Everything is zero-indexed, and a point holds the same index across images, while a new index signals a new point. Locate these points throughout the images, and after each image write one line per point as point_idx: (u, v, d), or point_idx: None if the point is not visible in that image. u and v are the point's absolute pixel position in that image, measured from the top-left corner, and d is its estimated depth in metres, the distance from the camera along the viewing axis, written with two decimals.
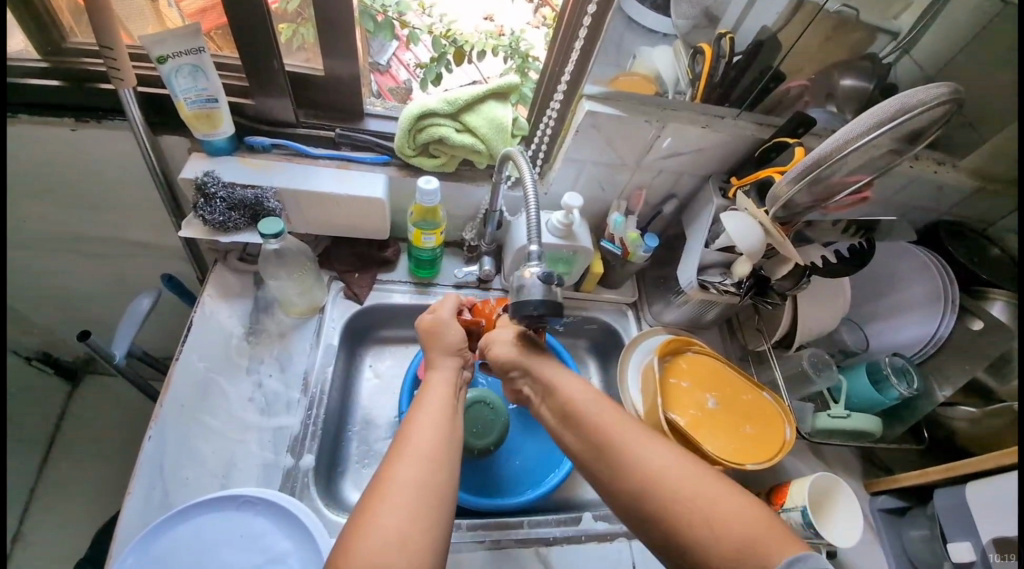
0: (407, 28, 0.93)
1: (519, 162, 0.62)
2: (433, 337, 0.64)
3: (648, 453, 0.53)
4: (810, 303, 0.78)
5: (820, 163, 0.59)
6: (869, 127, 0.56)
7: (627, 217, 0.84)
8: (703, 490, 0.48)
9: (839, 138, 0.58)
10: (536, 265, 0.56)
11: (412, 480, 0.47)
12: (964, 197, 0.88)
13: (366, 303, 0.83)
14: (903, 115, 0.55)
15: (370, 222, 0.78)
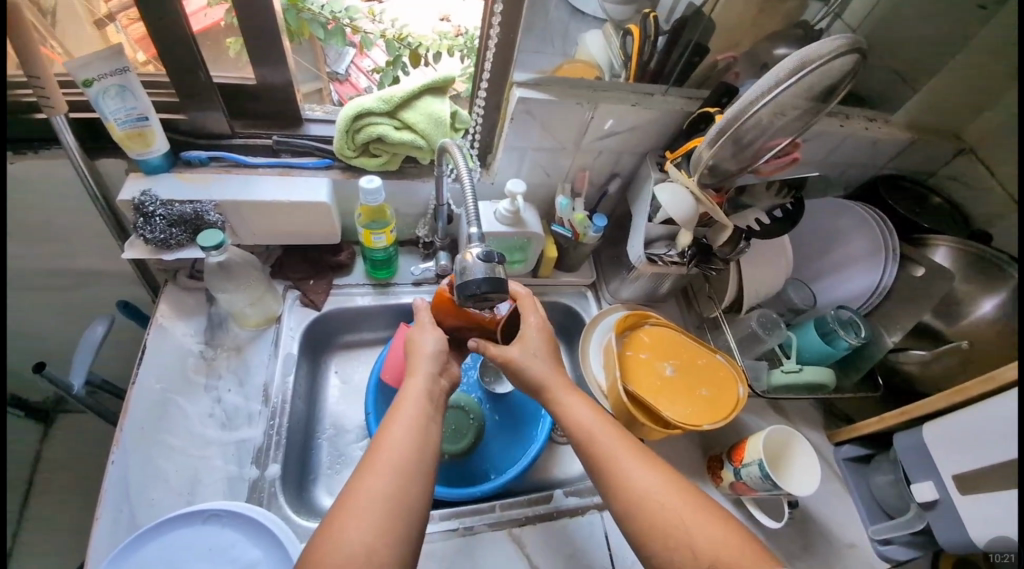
0: (359, 34, 0.94)
1: (456, 155, 0.62)
2: (416, 348, 0.66)
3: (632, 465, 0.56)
4: (753, 266, 0.80)
5: (733, 123, 0.61)
6: (772, 84, 0.58)
7: (573, 199, 0.85)
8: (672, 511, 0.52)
9: (745, 99, 0.60)
10: (478, 248, 0.56)
11: (389, 493, 0.49)
12: (901, 150, 0.90)
13: (324, 309, 0.83)
14: (802, 67, 0.57)
15: (318, 227, 0.79)
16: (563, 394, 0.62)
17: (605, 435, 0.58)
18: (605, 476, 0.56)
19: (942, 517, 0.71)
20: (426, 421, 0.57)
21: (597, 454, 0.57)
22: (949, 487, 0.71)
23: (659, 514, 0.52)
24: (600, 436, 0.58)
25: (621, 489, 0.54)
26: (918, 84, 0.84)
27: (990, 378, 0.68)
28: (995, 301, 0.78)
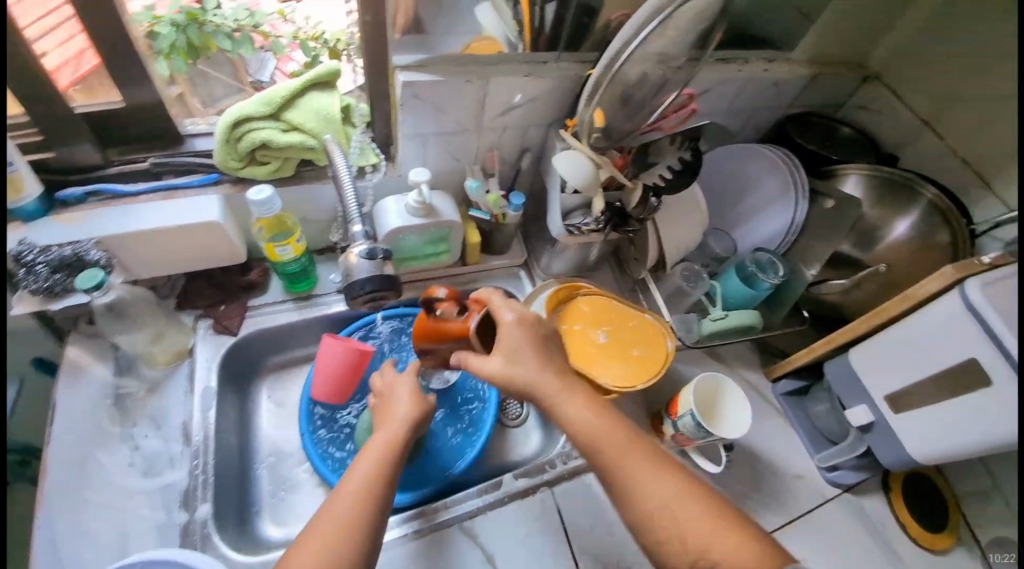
0: (268, 39, 0.84)
1: (334, 155, 0.65)
2: (387, 400, 0.69)
3: (637, 475, 0.54)
4: (670, 223, 0.81)
5: (602, 79, 0.62)
6: (633, 36, 0.58)
7: (485, 179, 0.82)
8: (683, 521, 0.50)
9: (611, 54, 0.60)
10: (358, 247, 0.61)
11: (348, 526, 0.52)
12: (804, 88, 0.91)
13: (240, 334, 0.80)
14: (654, 19, 0.57)
15: (216, 247, 0.76)
16: (561, 397, 0.58)
17: (614, 444, 0.56)
18: (617, 487, 0.55)
19: (880, 438, 0.74)
20: (395, 463, 0.59)
21: (605, 468, 0.55)
22: (881, 408, 0.73)
23: (670, 524, 0.51)
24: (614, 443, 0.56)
25: (632, 499, 0.53)
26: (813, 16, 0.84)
27: (906, 296, 0.69)
28: (908, 222, 0.80)
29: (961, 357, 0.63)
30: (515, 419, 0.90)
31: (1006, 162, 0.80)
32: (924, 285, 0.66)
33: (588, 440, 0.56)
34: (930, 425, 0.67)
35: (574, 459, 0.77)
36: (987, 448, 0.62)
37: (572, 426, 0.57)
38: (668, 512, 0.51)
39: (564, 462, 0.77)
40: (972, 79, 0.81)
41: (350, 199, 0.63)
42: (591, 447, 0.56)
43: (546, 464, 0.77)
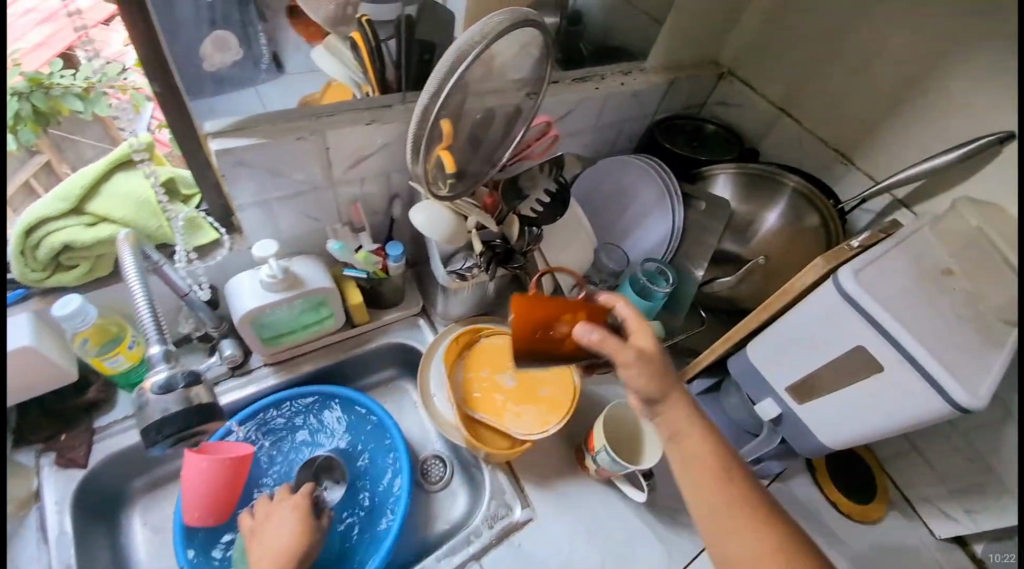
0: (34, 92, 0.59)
1: (127, 259, 0.55)
2: (254, 539, 0.66)
3: (702, 499, 0.50)
4: (552, 250, 0.78)
5: (421, 130, 0.52)
6: (439, 86, 0.50)
7: (353, 236, 0.75)
8: (753, 548, 0.47)
9: (419, 108, 0.51)
10: (158, 373, 0.53)
11: None
12: (664, 94, 0.92)
13: (92, 464, 0.68)
14: (463, 61, 0.49)
15: (41, 372, 0.64)
16: (678, 397, 0.55)
17: (704, 454, 0.52)
18: (693, 492, 0.51)
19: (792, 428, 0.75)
20: None
21: (686, 474, 0.52)
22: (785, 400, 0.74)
23: (738, 546, 0.48)
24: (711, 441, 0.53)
25: (705, 518, 0.50)
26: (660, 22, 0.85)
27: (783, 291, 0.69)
28: (778, 211, 0.84)
29: (846, 346, 0.64)
30: (437, 482, 0.82)
31: (852, 141, 0.84)
32: (800, 278, 0.66)
33: (694, 444, 0.53)
34: (832, 411, 0.68)
35: (500, 519, 0.71)
36: (888, 432, 0.64)
37: (690, 431, 0.53)
38: (718, 536, 0.49)
39: (490, 526, 0.71)
40: (808, 69, 0.86)
41: (141, 310, 0.53)
42: (688, 449, 0.53)
43: (469, 534, 0.70)
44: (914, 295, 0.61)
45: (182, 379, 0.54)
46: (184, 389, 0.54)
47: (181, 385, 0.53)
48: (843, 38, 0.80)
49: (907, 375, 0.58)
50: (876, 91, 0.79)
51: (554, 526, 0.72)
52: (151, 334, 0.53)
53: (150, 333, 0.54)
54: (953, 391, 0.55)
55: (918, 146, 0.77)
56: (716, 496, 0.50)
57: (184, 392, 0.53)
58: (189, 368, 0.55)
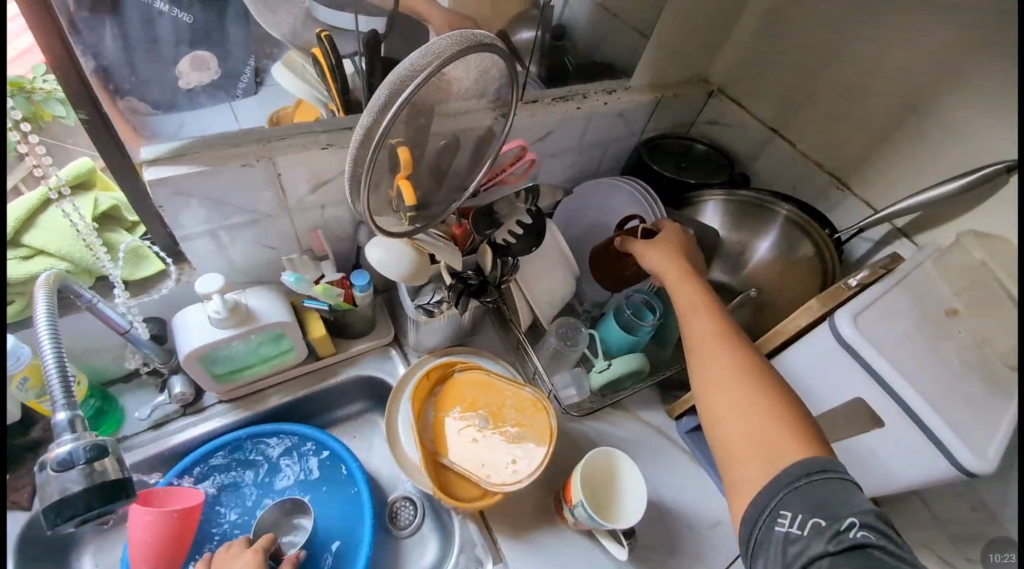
0: None
1: (42, 306, 0.50)
2: None
3: (717, 352, 0.56)
4: (531, 282, 0.72)
5: (360, 166, 0.45)
6: (378, 117, 0.43)
7: (316, 265, 0.70)
8: (727, 406, 0.52)
9: (350, 150, 0.45)
10: (64, 446, 0.47)
11: None
12: (651, 113, 0.88)
13: (36, 505, 0.62)
14: (405, 88, 0.43)
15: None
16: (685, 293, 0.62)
17: (711, 327, 0.58)
18: (697, 368, 0.56)
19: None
20: None
21: (695, 347, 0.57)
22: None
23: (721, 416, 0.52)
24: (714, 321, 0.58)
25: (708, 394, 0.54)
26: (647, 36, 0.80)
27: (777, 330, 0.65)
28: (770, 239, 0.80)
29: (844, 396, 0.59)
30: (407, 527, 0.76)
31: (847, 166, 0.80)
32: (793, 319, 0.63)
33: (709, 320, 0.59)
34: None
35: None
36: (890, 490, 0.59)
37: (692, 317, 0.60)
38: (714, 407, 0.53)
39: None
40: (800, 91, 0.82)
41: (50, 371, 0.49)
42: (695, 331, 0.58)
43: None
44: (919, 339, 0.56)
45: (85, 454, 0.47)
46: (84, 466, 0.47)
47: (81, 461, 0.47)
48: (838, 57, 0.76)
49: (909, 432, 0.54)
50: (872, 115, 0.74)
51: None
52: (57, 401, 0.48)
53: (56, 398, 0.49)
54: (959, 454, 0.50)
55: (917, 173, 0.72)
56: (739, 351, 0.55)
57: (85, 469, 0.46)
58: (98, 439, 0.49)
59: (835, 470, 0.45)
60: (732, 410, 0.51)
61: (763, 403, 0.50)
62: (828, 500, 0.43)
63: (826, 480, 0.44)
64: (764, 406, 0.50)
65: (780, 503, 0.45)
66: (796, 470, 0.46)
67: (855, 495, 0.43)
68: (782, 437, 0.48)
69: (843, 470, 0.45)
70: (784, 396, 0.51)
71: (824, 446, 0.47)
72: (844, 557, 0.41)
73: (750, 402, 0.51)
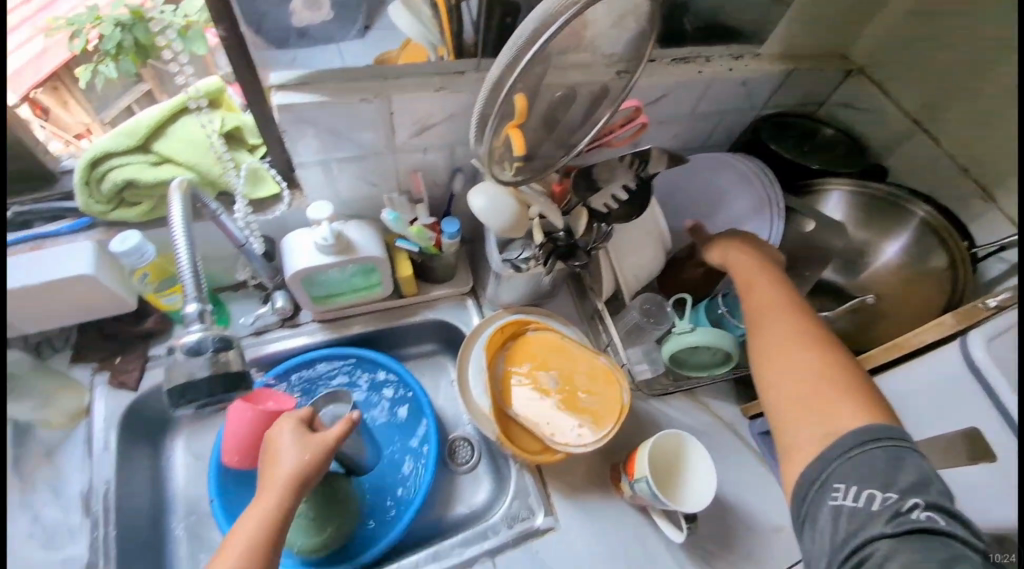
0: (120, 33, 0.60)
1: (179, 211, 0.54)
2: (269, 458, 0.60)
3: (778, 326, 0.56)
4: (622, 252, 0.70)
5: (489, 113, 0.46)
6: (512, 62, 0.43)
7: (411, 207, 0.72)
8: (781, 376, 0.53)
9: (491, 75, 0.44)
10: (192, 332, 0.52)
11: None
12: (779, 85, 0.78)
13: (141, 389, 0.69)
14: (545, 32, 0.41)
15: (104, 299, 0.65)
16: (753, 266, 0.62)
17: (772, 302, 0.58)
18: (755, 339, 0.57)
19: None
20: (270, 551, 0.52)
21: (755, 320, 0.58)
22: None
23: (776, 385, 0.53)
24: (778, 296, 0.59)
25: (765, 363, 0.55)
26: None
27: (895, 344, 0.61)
28: (898, 244, 0.73)
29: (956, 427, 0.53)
30: (464, 465, 0.80)
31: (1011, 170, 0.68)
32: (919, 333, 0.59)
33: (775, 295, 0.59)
34: None
35: (521, 521, 0.68)
36: None
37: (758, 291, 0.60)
38: (769, 376, 0.54)
39: (510, 526, 0.68)
40: (969, 76, 0.70)
41: (182, 264, 0.53)
42: (759, 306, 0.59)
43: (486, 529, 0.68)
44: None
45: (211, 344, 0.52)
46: (212, 354, 0.52)
47: (209, 350, 0.52)
48: None
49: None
50: None
51: (575, 543, 0.67)
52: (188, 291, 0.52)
53: (188, 291, 0.53)
54: None
55: None
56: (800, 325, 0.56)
57: (212, 357, 0.52)
58: (222, 332, 0.53)
59: (892, 435, 0.45)
60: (791, 377, 0.52)
61: (822, 373, 0.51)
62: (883, 473, 0.44)
63: (882, 452, 0.45)
64: (826, 376, 0.51)
65: (834, 476, 0.45)
66: (852, 437, 0.46)
67: (910, 471, 0.43)
68: (843, 404, 0.48)
69: (901, 443, 0.45)
70: (846, 367, 0.51)
71: (884, 418, 0.47)
72: (904, 534, 0.41)
73: (810, 370, 0.52)
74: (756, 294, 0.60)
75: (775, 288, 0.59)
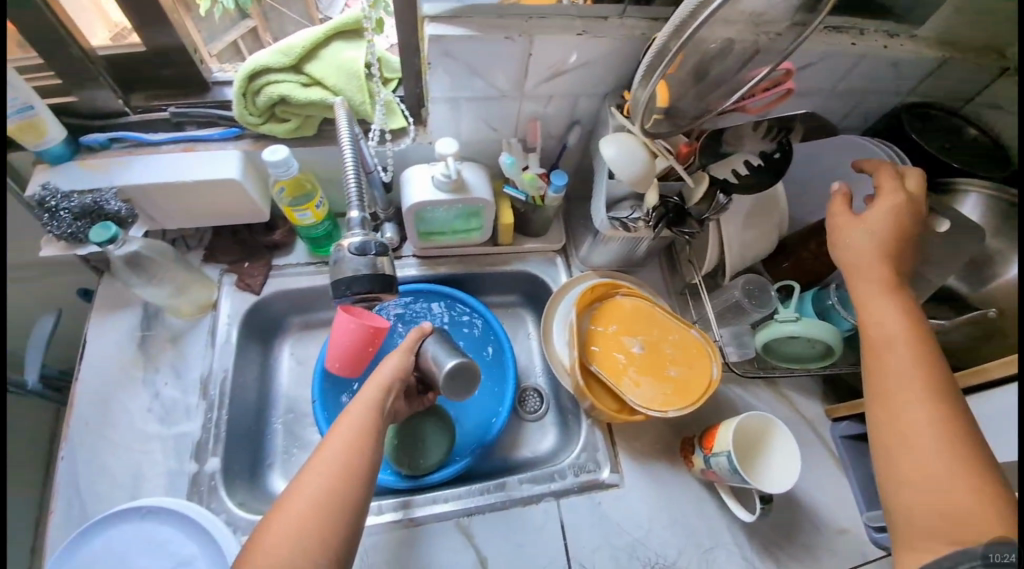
0: None
1: (341, 121, 0.55)
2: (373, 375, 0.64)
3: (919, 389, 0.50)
4: (736, 226, 0.68)
5: (663, 56, 0.47)
6: (697, 10, 0.43)
7: (525, 155, 0.72)
8: (914, 453, 0.48)
9: (676, 15, 0.44)
10: (355, 234, 0.50)
11: (320, 497, 0.51)
12: (925, 77, 0.69)
13: (263, 293, 0.77)
14: None
15: (241, 205, 0.71)
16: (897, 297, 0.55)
17: (907, 368, 0.51)
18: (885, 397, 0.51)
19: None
20: (372, 440, 0.57)
21: (887, 370, 0.52)
22: None
23: (908, 461, 0.48)
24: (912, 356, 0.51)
25: (897, 427, 0.49)
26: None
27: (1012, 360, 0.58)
28: None
29: None
30: (533, 413, 0.83)
31: None
32: None
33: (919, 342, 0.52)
34: None
35: (588, 472, 0.71)
36: None
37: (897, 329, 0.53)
38: (900, 448, 0.49)
39: (577, 474, 0.71)
40: None
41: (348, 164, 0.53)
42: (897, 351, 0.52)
43: (555, 473, 0.71)
44: None
45: (373, 248, 0.50)
46: (373, 258, 0.50)
47: (371, 253, 0.50)
48: None
49: None
50: None
51: (639, 503, 0.69)
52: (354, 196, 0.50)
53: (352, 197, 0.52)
54: None
55: None
56: (938, 401, 0.49)
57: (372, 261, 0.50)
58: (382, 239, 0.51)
59: None
60: (922, 466, 0.47)
61: (963, 466, 0.46)
62: None
63: None
64: (965, 473, 0.45)
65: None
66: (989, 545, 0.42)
67: None
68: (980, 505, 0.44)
69: None
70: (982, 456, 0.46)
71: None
72: None
73: (946, 463, 0.46)
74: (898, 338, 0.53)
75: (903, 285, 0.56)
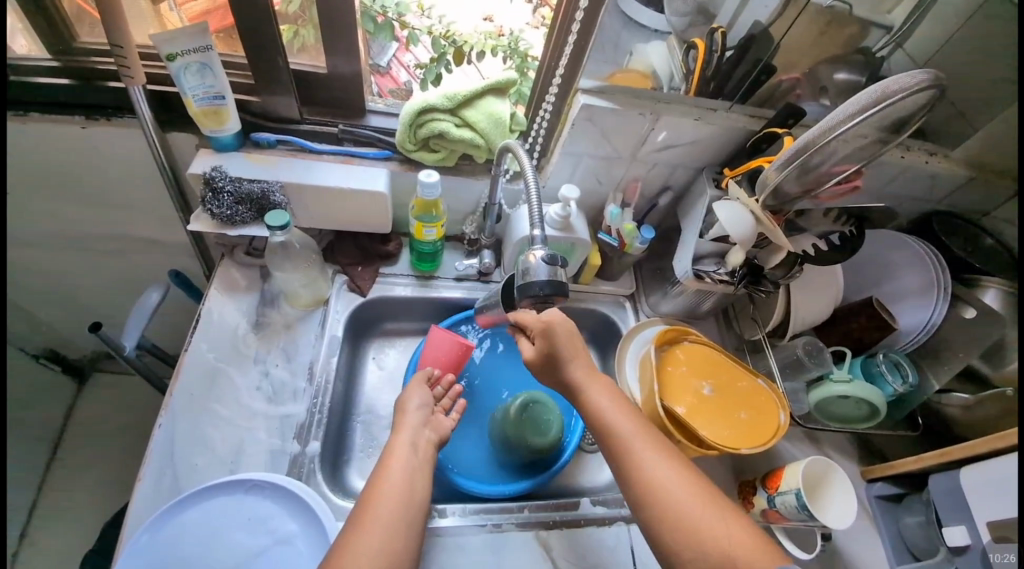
0: (406, 29, 0.89)
1: (520, 154, 0.63)
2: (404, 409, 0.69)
3: (648, 463, 0.56)
4: (801, 291, 0.80)
5: (807, 149, 0.62)
6: (836, 125, 0.60)
7: (623, 209, 0.85)
8: (686, 502, 0.53)
9: (823, 125, 0.61)
10: (540, 249, 0.55)
11: (380, 549, 0.51)
12: (958, 186, 0.84)
13: (369, 295, 0.85)
14: (882, 102, 0.57)
15: (372, 217, 0.80)
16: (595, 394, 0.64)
17: (628, 428, 0.60)
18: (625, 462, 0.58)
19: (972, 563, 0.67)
20: (413, 473, 0.59)
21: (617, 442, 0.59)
22: (979, 533, 0.66)
23: (683, 512, 0.53)
24: (622, 426, 0.60)
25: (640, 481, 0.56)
26: (978, 124, 0.78)
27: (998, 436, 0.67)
28: None
29: None
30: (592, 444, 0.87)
31: None
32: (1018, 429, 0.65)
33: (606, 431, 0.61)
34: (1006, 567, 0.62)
35: None
36: None
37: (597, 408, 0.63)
38: (668, 491, 0.54)
39: None
40: None
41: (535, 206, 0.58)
42: (601, 429, 0.61)
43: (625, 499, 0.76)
44: None
45: (557, 258, 0.54)
46: (557, 266, 0.54)
47: (558, 260, 0.54)
48: None
49: None
50: None
51: None
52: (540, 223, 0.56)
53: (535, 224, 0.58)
54: None
55: None
56: (665, 456, 0.57)
57: (558, 266, 0.54)
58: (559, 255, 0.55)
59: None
60: (676, 501, 0.53)
61: (737, 525, 0.52)
62: None
63: None
64: (750, 533, 0.51)
65: None
66: None
67: None
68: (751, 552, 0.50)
69: None
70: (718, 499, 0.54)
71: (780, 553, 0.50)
72: None
73: (707, 510, 0.53)
74: (618, 442, 0.59)
75: (564, 367, 0.66)
